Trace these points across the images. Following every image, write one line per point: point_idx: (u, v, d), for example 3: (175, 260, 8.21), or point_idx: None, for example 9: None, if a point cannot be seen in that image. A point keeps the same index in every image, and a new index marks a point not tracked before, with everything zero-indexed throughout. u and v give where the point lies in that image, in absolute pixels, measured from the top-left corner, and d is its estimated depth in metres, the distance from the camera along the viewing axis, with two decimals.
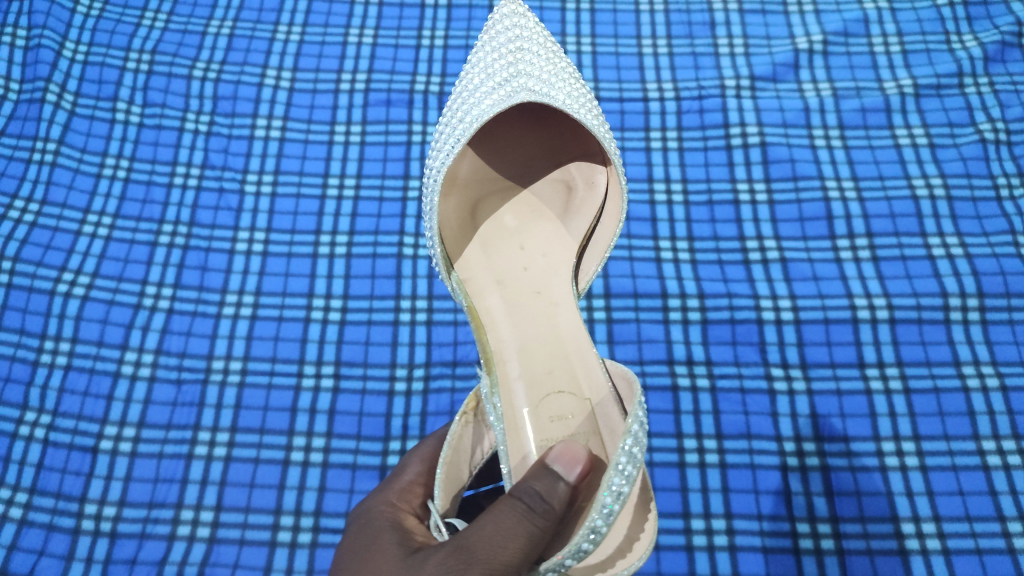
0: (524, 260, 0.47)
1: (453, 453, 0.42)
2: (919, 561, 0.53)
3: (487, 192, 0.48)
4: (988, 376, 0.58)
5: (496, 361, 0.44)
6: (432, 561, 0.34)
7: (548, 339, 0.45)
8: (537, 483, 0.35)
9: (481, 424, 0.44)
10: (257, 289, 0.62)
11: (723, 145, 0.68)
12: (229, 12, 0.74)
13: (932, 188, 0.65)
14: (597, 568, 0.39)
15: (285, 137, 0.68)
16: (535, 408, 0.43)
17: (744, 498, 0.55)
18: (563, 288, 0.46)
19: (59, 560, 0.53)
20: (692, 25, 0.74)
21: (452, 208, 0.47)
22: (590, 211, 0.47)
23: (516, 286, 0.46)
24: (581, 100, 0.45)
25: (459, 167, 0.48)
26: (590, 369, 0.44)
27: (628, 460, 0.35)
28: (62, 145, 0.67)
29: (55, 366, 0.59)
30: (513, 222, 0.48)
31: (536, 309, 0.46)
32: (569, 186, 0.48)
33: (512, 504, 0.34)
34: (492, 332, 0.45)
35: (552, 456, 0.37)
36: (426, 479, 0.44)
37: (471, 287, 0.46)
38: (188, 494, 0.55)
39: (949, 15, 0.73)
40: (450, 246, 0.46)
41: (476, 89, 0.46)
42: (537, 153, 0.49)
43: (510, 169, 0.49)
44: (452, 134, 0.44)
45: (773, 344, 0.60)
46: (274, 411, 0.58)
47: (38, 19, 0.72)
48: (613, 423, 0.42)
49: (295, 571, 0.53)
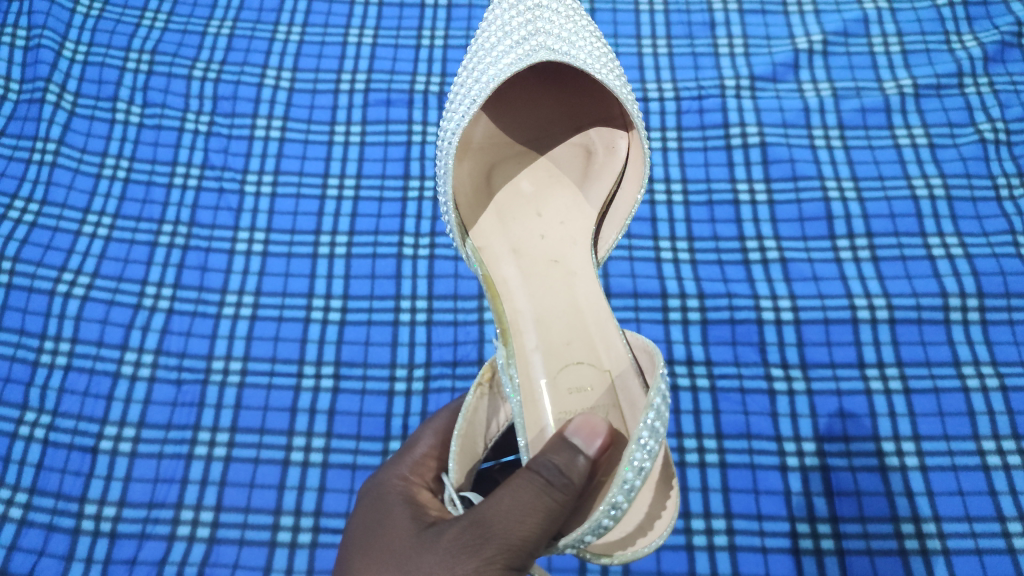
0: (542, 227, 0.47)
1: (468, 426, 0.41)
2: (919, 562, 0.53)
3: (503, 156, 0.48)
4: (988, 376, 0.58)
5: (513, 331, 0.44)
6: (447, 536, 0.35)
7: (564, 308, 0.45)
8: (556, 457, 0.34)
9: (496, 396, 0.43)
10: (257, 289, 0.62)
11: (723, 145, 0.68)
12: (229, 12, 0.74)
13: (932, 188, 0.65)
14: (617, 545, 0.38)
15: (285, 137, 0.68)
16: (553, 379, 0.43)
17: (744, 498, 0.55)
18: (581, 256, 0.46)
19: (59, 560, 0.53)
20: (692, 25, 0.74)
21: (466, 173, 0.47)
22: (609, 177, 0.47)
23: (533, 254, 0.46)
24: (601, 59, 0.45)
25: (473, 133, 0.48)
26: (610, 341, 0.43)
27: (650, 434, 0.34)
28: (62, 145, 0.67)
29: (55, 366, 0.59)
30: (529, 188, 0.48)
31: (554, 277, 0.45)
32: (589, 151, 0.48)
33: (530, 479, 0.34)
34: (508, 302, 0.45)
35: (571, 430, 0.36)
36: (440, 452, 0.44)
37: (486, 254, 0.46)
38: (188, 494, 0.55)
39: (949, 15, 0.73)
40: (465, 213, 0.46)
41: (493, 48, 0.45)
42: (554, 117, 0.49)
43: (529, 133, 0.49)
44: (468, 94, 0.44)
45: (772, 344, 0.60)
46: (274, 411, 0.58)
47: (38, 19, 0.72)
48: (634, 397, 0.41)
49: (295, 571, 0.53)
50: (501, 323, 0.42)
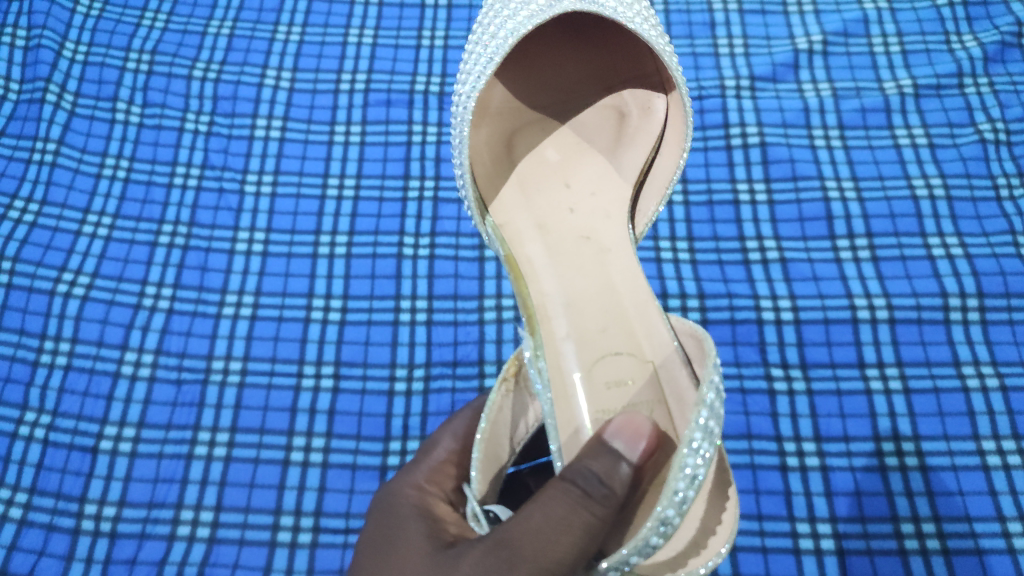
0: (571, 200, 0.47)
1: (492, 428, 0.40)
2: (919, 562, 0.53)
3: (524, 123, 0.48)
4: (988, 376, 0.58)
5: (541, 317, 0.43)
6: (469, 558, 0.35)
7: (599, 291, 0.44)
8: (595, 464, 0.34)
9: (522, 392, 0.43)
10: (257, 289, 0.62)
11: (723, 145, 0.68)
12: (230, 12, 0.74)
13: (932, 188, 0.65)
14: (667, 565, 0.37)
15: (285, 137, 0.68)
16: (588, 373, 0.41)
17: (744, 498, 0.55)
18: (614, 231, 0.45)
19: (59, 560, 0.53)
20: (692, 25, 0.74)
21: (483, 141, 0.46)
22: (646, 141, 0.47)
23: (561, 229, 0.45)
24: (636, 9, 0.45)
25: (491, 97, 0.48)
26: (652, 328, 0.42)
27: (704, 437, 0.33)
28: (62, 145, 0.67)
29: (55, 366, 0.59)
30: (555, 156, 0.48)
31: (585, 255, 0.44)
32: (622, 113, 0.48)
33: (566, 490, 0.33)
34: (535, 285, 0.44)
35: (612, 432, 0.35)
36: (459, 458, 0.45)
37: (510, 230, 0.46)
38: (188, 494, 0.55)
39: (948, 16, 0.73)
40: (486, 185, 0.46)
41: (512, 1, 0.45)
42: (581, 79, 0.49)
43: (556, 96, 0.49)
44: (484, 52, 0.44)
45: (772, 344, 0.60)
46: (274, 412, 0.58)
47: (38, 19, 0.72)
48: (682, 392, 0.39)
49: (295, 571, 0.53)
50: (527, 310, 0.41)
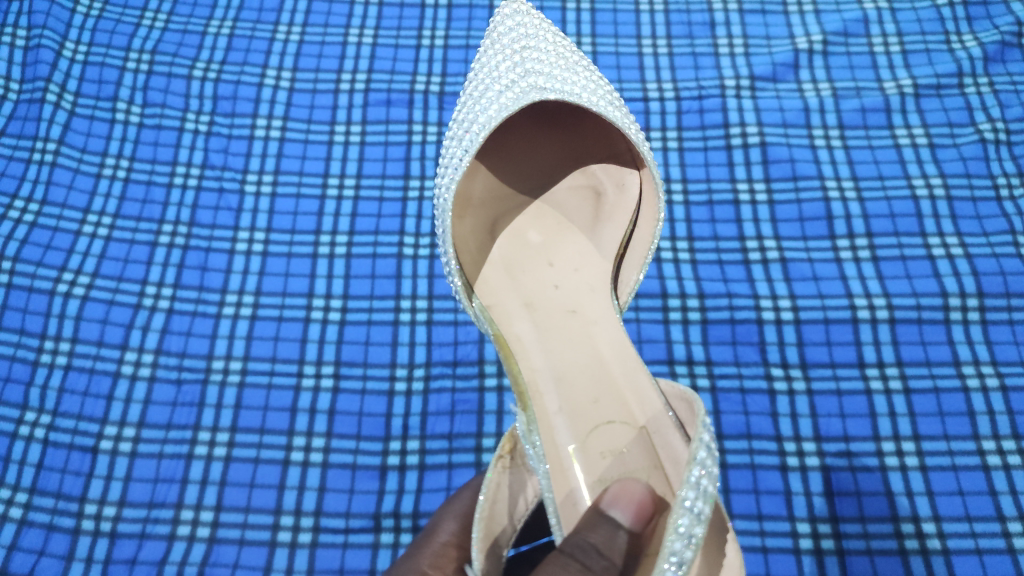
0: (555, 277, 0.47)
1: (490, 506, 0.40)
2: (919, 561, 0.52)
3: (505, 209, 0.48)
4: (988, 376, 0.58)
5: (533, 395, 0.43)
6: None
7: (588, 363, 0.44)
8: (593, 536, 0.34)
9: (521, 469, 0.43)
10: (257, 289, 0.62)
11: (723, 145, 0.68)
12: (230, 12, 0.74)
13: (932, 188, 0.65)
14: None
15: (285, 137, 0.68)
16: (582, 444, 0.42)
17: (744, 498, 0.55)
18: (599, 305, 0.45)
19: (59, 560, 0.53)
20: (692, 25, 0.74)
21: (469, 230, 0.46)
22: (623, 217, 0.47)
23: (548, 306, 0.46)
24: (600, 93, 0.46)
25: (473, 188, 0.47)
26: (641, 393, 0.42)
27: (697, 496, 0.33)
28: (62, 145, 0.67)
29: (55, 366, 0.59)
30: (538, 238, 0.48)
31: (572, 330, 0.45)
32: (598, 192, 0.48)
33: (566, 563, 0.33)
34: (525, 361, 0.44)
35: (608, 501, 0.36)
36: (461, 540, 0.46)
37: (497, 313, 0.46)
38: (188, 494, 0.55)
39: (948, 16, 0.73)
40: (470, 271, 0.46)
41: (483, 95, 0.46)
42: (558, 161, 0.49)
43: (532, 180, 0.49)
44: (461, 145, 0.44)
45: (773, 344, 0.60)
46: (274, 412, 0.58)
47: (38, 19, 0.72)
48: (675, 451, 0.39)
49: (295, 571, 0.53)
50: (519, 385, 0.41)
